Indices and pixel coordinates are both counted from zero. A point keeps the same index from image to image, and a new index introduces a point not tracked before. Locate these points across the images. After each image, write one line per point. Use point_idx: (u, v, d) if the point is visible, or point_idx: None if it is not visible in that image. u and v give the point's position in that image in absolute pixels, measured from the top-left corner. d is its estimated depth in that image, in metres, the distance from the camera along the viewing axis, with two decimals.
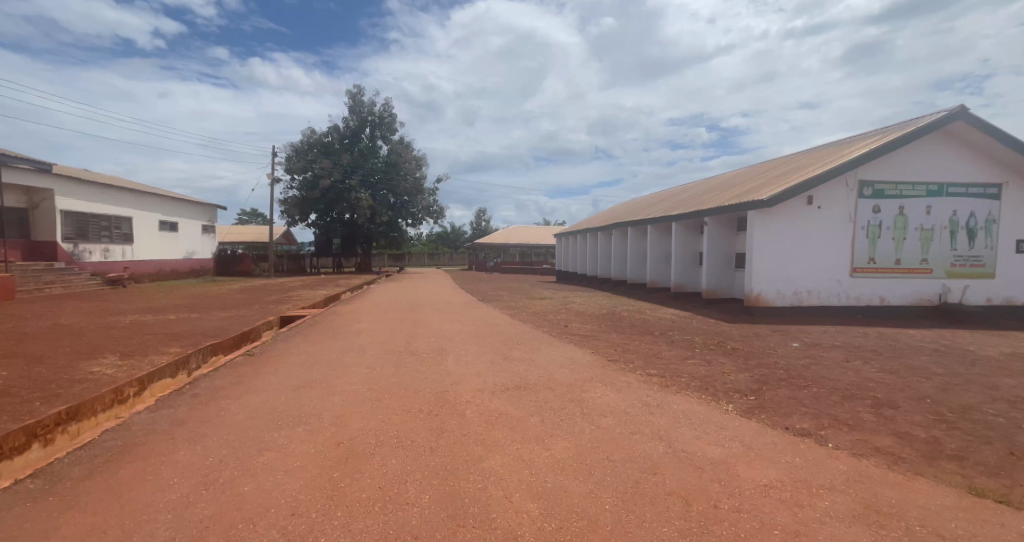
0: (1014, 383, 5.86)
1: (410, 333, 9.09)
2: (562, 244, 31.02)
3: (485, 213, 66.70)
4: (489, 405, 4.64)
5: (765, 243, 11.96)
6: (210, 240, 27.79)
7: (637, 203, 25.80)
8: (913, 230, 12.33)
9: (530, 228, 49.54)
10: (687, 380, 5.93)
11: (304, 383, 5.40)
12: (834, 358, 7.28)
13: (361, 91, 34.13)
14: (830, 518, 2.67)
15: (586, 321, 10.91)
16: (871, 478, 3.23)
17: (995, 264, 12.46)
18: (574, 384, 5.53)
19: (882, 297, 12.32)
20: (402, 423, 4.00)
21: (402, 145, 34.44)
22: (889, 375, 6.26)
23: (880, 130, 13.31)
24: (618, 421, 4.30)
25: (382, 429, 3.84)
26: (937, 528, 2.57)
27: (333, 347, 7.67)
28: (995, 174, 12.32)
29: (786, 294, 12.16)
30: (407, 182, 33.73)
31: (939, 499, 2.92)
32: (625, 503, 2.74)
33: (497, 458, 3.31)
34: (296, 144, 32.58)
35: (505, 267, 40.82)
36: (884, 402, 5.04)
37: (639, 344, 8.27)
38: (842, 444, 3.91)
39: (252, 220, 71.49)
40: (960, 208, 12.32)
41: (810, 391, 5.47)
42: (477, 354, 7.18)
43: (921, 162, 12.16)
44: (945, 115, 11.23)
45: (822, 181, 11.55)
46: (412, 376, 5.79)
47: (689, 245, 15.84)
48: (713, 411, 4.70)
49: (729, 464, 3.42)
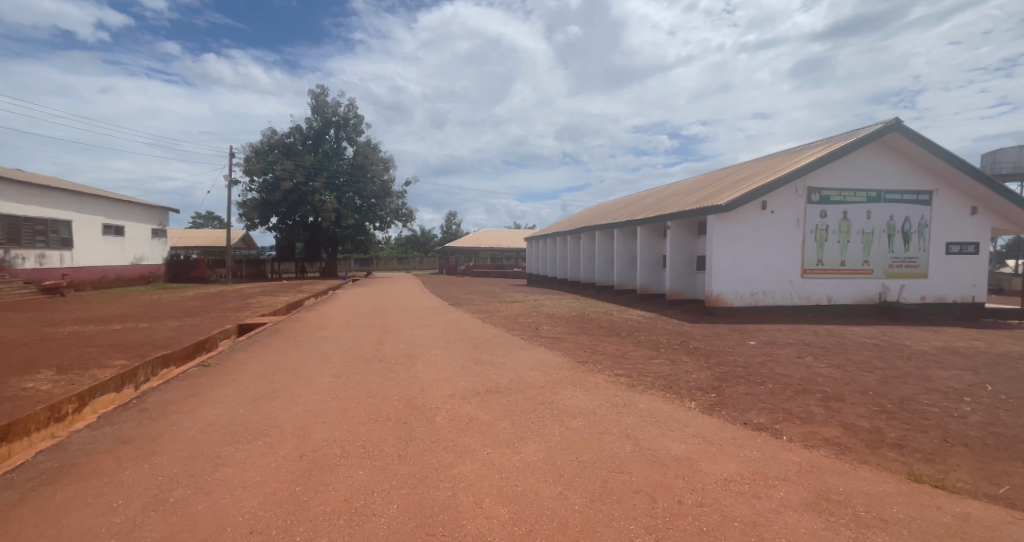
0: (945, 374, 6.36)
1: (377, 339, 8.92)
2: (533, 248, 31.26)
3: (455, 217, 66.25)
4: (460, 409, 4.61)
5: (723, 246, 12.47)
6: (161, 245, 26.29)
7: (604, 207, 26.36)
8: (856, 234, 13.17)
9: (500, 232, 49.54)
10: (652, 380, 6.08)
11: (264, 393, 5.19)
12: (787, 355, 7.68)
13: (325, 91, 33.24)
14: (785, 508, 2.80)
15: (555, 324, 11.03)
16: (822, 468, 3.43)
17: (928, 265, 13.48)
18: (544, 386, 5.58)
19: (830, 296, 13.08)
20: (370, 432, 3.91)
21: (369, 147, 33.78)
22: (837, 370, 6.65)
23: (826, 140, 14.17)
24: (586, 421, 4.36)
25: (347, 439, 3.74)
26: (881, 513, 2.75)
27: (296, 355, 7.42)
28: (926, 182, 13.34)
29: (744, 294, 12.71)
30: (374, 185, 33.09)
31: (881, 485, 3.13)
32: (594, 502, 2.80)
33: (466, 464, 3.29)
34: (256, 145, 31.39)
35: (475, 270, 40.66)
36: (833, 396, 5.36)
37: (606, 345, 8.44)
38: (794, 437, 4.12)
39: (207, 224, 68.07)
40: (897, 213, 13.27)
41: (766, 387, 5.74)
42: (448, 359, 7.11)
43: (863, 171, 13.04)
44: (882, 127, 12.09)
45: (775, 188, 12.17)
46: (381, 383, 5.67)
47: (654, 248, 16.30)
48: (677, 409, 4.86)
49: (692, 460, 3.53)
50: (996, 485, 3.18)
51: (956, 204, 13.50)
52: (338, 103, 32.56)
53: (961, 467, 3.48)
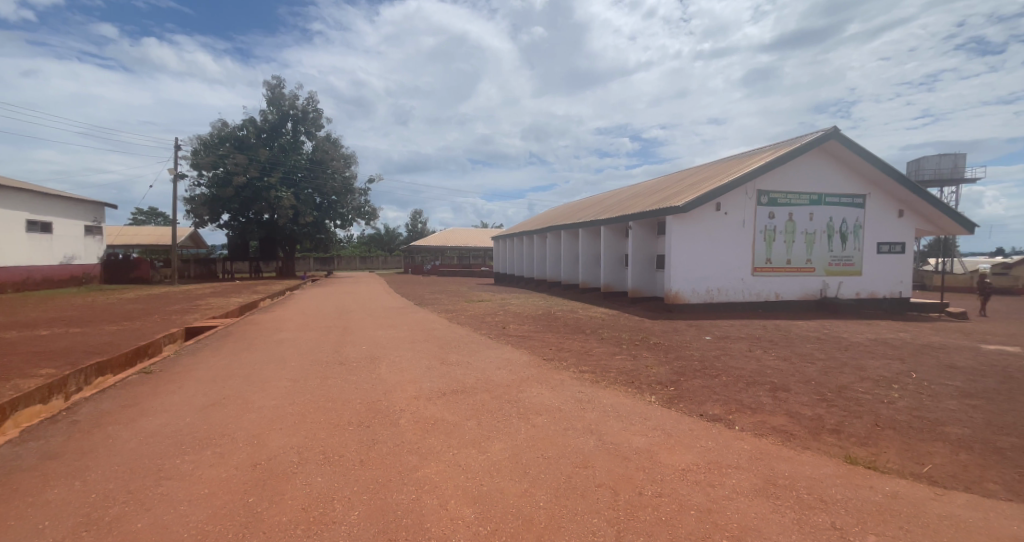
0: (878, 364, 6.90)
1: (338, 341, 8.67)
2: (499, 248, 31.29)
3: (421, 215, 65.20)
4: (425, 411, 4.56)
5: (681, 245, 12.96)
6: (96, 243, 24.38)
7: (569, 207, 26.74)
8: (800, 234, 14.04)
9: (466, 231, 49.24)
10: (615, 375, 6.25)
11: (214, 401, 4.92)
12: (739, 349, 8.10)
13: (281, 82, 31.83)
14: (737, 494, 2.96)
15: (521, 322, 11.10)
16: (770, 454, 3.65)
17: (862, 264, 14.56)
18: (510, 385, 5.60)
19: (777, 293, 13.88)
20: (331, 438, 3.81)
21: (329, 143, 32.67)
22: (784, 362, 7.08)
23: (773, 146, 15.01)
24: (551, 418, 4.42)
25: (304, 446, 3.61)
26: (821, 494, 2.96)
27: (251, 359, 7.10)
28: (861, 186, 14.39)
29: (700, 292, 13.27)
30: (335, 181, 32.04)
31: (822, 469, 3.36)
32: (558, 498, 2.84)
33: (431, 466, 3.26)
34: (205, 137, 29.63)
35: (441, 269, 40.20)
36: (780, 386, 5.69)
37: (571, 343, 8.57)
38: (746, 427, 4.35)
39: (150, 221, 63.58)
40: (836, 215, 14.25)
41: (720, 380, 6.02)
42: (412, 360, 7.01)
43: (806, 176, 13.91)
44: (822, 135, 12.95)
45: (728, 190, 12.77)
46: (342, 386, 5.52)
47: (616, 246, 16.68)
48: (638, 403, 5.02)
49: (652, 452, 3.66)
50: (920, 465, 3.49)
51: (886, 207, 14.66)
52: (296, 96, 31.26)
53: (891, 449, 3.80)
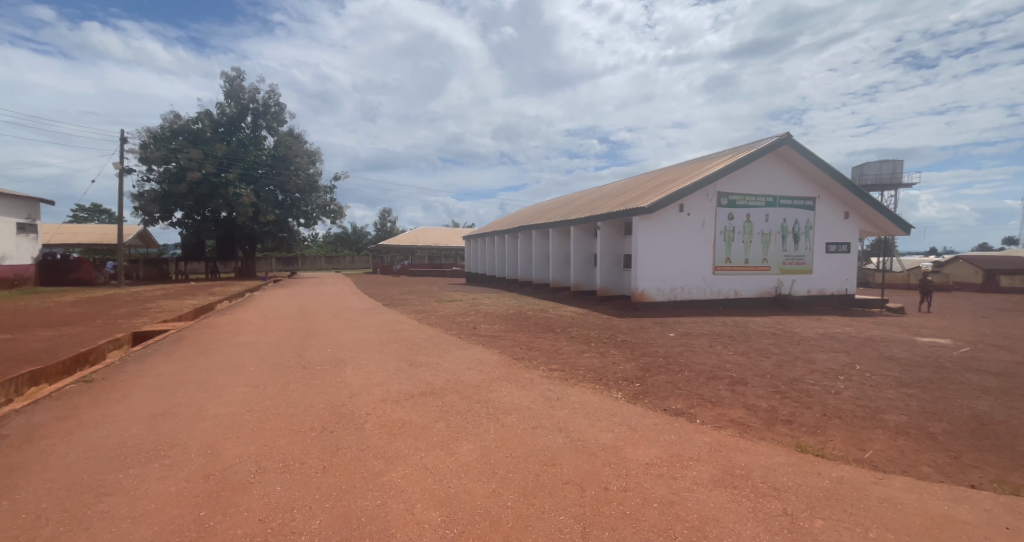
0: (828, 357, 7.32)
1: (301, 344, 8.39)
2: (470, 247, 31.15)
3: (390, 214, 63.92)
4: (392, 414, 4.47)
5: (646, 245, 13.32)
6: (30, 243, 22.55)
7: (539, 207, 26.93)
8: (757, 234, 14.69)
9: (436, 230, 48.61)
10: (583, 373, 6.35)
11: (163, 409, 4.65)
12: (701, 344, 8.40)
13: (240, 74, 30.46)
14: (698, 486, 3.07)
15: (492, 322, 11.07)
16: (729, 446, 3.81)
17: (813, 262, 15.40)
18: (480, 385, 5.58)
19: (736, 290, 14.48)
20: (292, 444, 3.68)
21: (291, 138, 31.52)
22: (742, 357, 7.39)
23: (732, 150, 15.65)
24: (520, 418, 4.43)
25: (262, 454, 3.47)
26: (774, 482, 3.11)
27: (206, 365, 6.76)
28: (811, 189, 15.19)
29: (664, 290, 13.67)
30: (298, 178, 30.96)
31: (776, 458, 3.54)
32: (526, 497, 2.86)
33: (398, 470, 3.21)
34: (155, 130, 27.96)
35: (411, 269, 39.54)
36: (738, 380, 5.94)
37: (542, 342, 8.63)
38: (706, 419, 4.52)
39: (92, 219, 59.32)
40: (789, 217, 15.00)
41: (683, 375, 6.22)
42: (380, 362, 6.88)
43: (762, 179, 14.57)
44: (776, 140, 13.61)
45: (690, 192, 13.21)
46: (304, 391, 5.34)
47: (584, 246, 16.92)
48: (605, 399, 5.12)
49: (618, 448, 3.75)
50: (863, 451, 3.73)
51: (834, 209, 15.55)
52: (256, 88, 29.98)
53: (837, 437, 4.04)
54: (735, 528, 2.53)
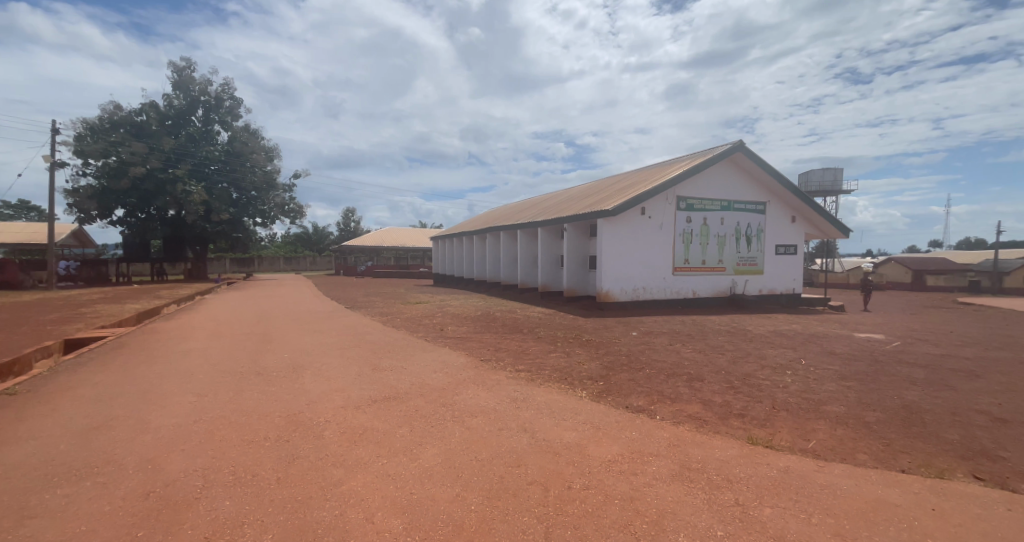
0: (778, 353, 7.73)
1: (257, 350, 8.04)
2: (438, 247, 30.81)
3: (354, 213, 62.18)
4: (353, 421, 4.34)
5: (609, 246, 13.62)
6: None
7: (507, 209, 27.00)
8: (714, 237, 15.33)
9: (401, 230, 47.69)
10: (549, 373, 6.40)
11: (98, 423, 4.32)
12: (661, 343, 8.68)
13: (190, 65, 28.78)
14: (657, 481, 3.16)
15: (459, 323, 10.99)
16: (686, 441, 3.94)
17: (764, 263, 16.24)
18: (446, 388, 5.53)
19: (694, 290, 15.05)
20: (244, 455, 3.51)
21: (247, 134, 30.08)
22: (699, 354, 7.69)
23: (690, 156, 16.26)
24: (486, 420, 4.42)
25: (209, 467, 3.29)
26: (728, 474, 3.25)
27: (150, 373, 6.33)
28: (762, 195, 16.01)
29: (627, 290, 14.02)
30: (254, 176, 29.60)
31: (729, 451, 3.70)
32: (490, 499, 2.85)
33: (358, 478, 3.12)
34: (92, 121, 26.01)
35: (376, 270, 38.63)
36: (696, 377, 6.17)
37: (509, 342, 8.64)
38: (666, 416, 4.67)
39: (20, 216, 54.44)
40: (742, 220, 15.74)
41: (644, 373, 6.40)
42: (341, 367, 6.67)
43: (717, 184, 15.23)
44: (730, 147, 14.27)
45: (651, 196, 13.62)
46: (258, 398, 5.09)
47: (550, 247, 17.09)
48: (570, 398, 5.20)
49: (582, 446, 3.80)
50: (807, 441, 3.97)
51: (783, 214, 16.46)
52: (208, 81, 28.42)
53: (785, 428, 4.27)
54: (691, 521, 2.62)
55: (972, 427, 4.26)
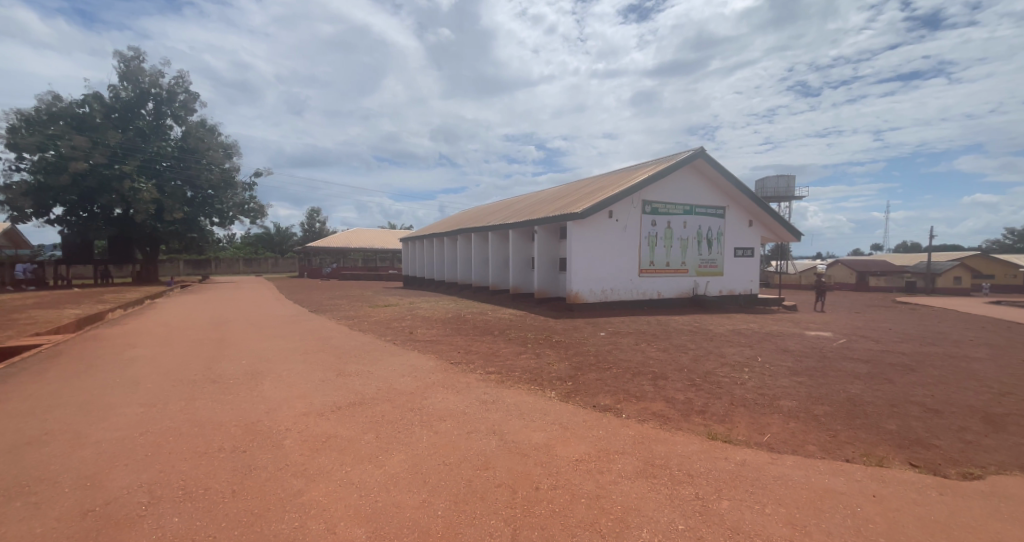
0: (737, 351, 8.06)
1: (213, 356, 7.67)
2: (407, 249, 30.36)
3: (319, 213, 60.29)
4: (315, 428, 4.21)
5: (577, 248, 13.82)
6: None
7: (477, 211, 26.93)
8: (677, 240, 15.83)
9: (369, 231, 46.63)
10: (519, 374, 6.42)
11: (30, 438, 4.00)
12: (628, 343, 8.87)
13: (139, 55, 27.12)
14: (622, 478, 3.23)
15: (428, 326, 10.85)
16: (650, 438, 4.06)
17: (724, 265, 16.90)
18: (414, 392, 5.45)
19: (659, 292, 15.49)
20: (194, 468, 3.34)
21: (203, 129, 28.63)
22: (664, 353, 7.92)
23: (655, 161, 16.75)
24: (455, 423, 4.39)
25: (156, 482, 3.11)
26: (688, 469, 3.37)
27: (90, 384, 5.92)
28: (721, 200, 16.67)
29: (595, 291, 14.27)
30: (211, 173, 28.21)
31: (690, 446, 3.84)
32: (457, 504, 2.84)
33: (320, 487, 3.04)
34: (27, 112, 24.12)
35: (342, 273, 37.59)
36: (660, 375, 6.35)
37: (479, 345, 8.60)
38: (631, 414, 4.79)
39: None
40: (703, 224, 16.33)
41: (611, 372, 6.53)
42: (305, 372, 6.45)
43: (680, 189, 15.74)
44: (692, 154, 14.81)
45: (618, 199, 13.93)
46: (213, 408, 4.86)
47: (520, 249, 17.15)
48: (539, 399, 5.24)
49: (549, 446, 3.83)
50: (762, 435, 4.16)
51: (740, 218, 17.19)
52: (159, 72, 26.87)
53: (742, 423, 4.47)
54: (654, 516, 2.70)
55: (909, 418, 4.58)
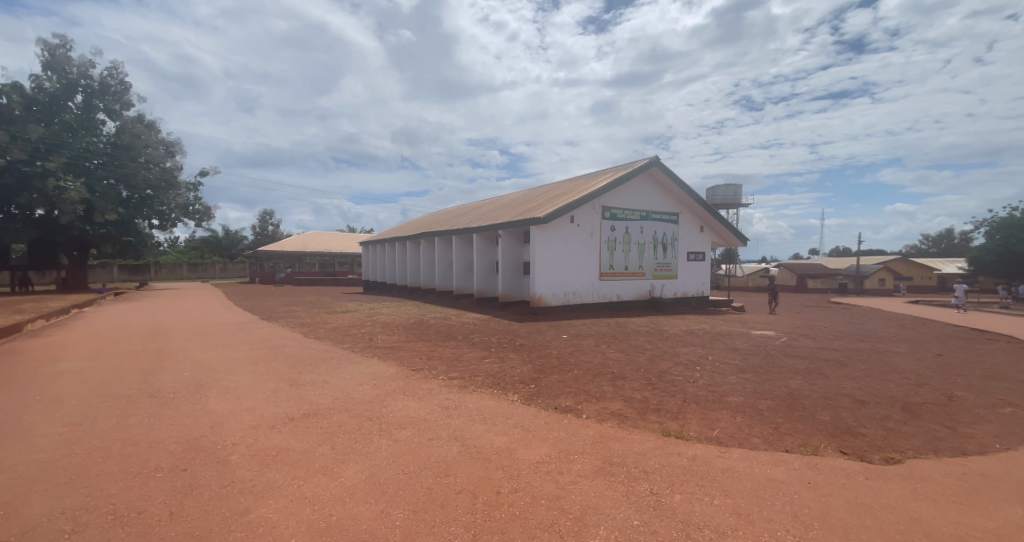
0: (691, 350, 8.41)
1: (150, 369, 7.15)
2: (367, 253, 29.61)
3: (272, 216, 57.69)
4: (265, 442, 4.04)
5: (540, 253, 13.98)
6: None
7: (439, 216, 26.68)
8: (634, 245, 16.34)
9: (326, 234, 45.06)
10: (482, 379, 6.41)
11: None
12: (589, 345, 9.06)
13: (65, 42, 24.95)
14: (582, 478, 3.30)
15: (389, 332, 10.63)
16: (608, 437, 4.17)
17: (678, 268, 17.62)
18: (373, 400, 5.31)
19: (618, 295, 15.94)
20: (125, 491, 3.11)
21: (140, 125, 26.70)
22: (623, 354, 8.13)
23: (613, 169, 17.27)
24: (415, 430, 4.33)
25: (80, 508, 2.87)
26: (644, 466, 3.50)
27: (3, 402, 5.35)
28: (674, 207, 17.38)
29: (558, 295, 14.49)
30: (149, 172, 26.32)
31: (646, 444, 3.98)
32: (416, 512, 2.81)
33: (270, 504, 2.92)
34: None
35: (297, 278, 36.08)
36: (619, 376, 6.54)
37: (441, 350, 8.50)
38: (591, 414, 4.90)
39: None
40: (659, 229, 16.98)
41: (573, 374, 6.65)
42: (255, 384, 6.14)
43: (637, 196, 16.30)
44: (647, 163, 15.40)
45: (579, 205, 14.23)
46: (149, 424, 4.54)
47: (483, 253, 17.13)
48: (502, 403, 5.27)
49: (511, 450, 3.86)
50: (712, 430, 4.38)
51: (692, 224, 18.01)
52: (89, 62, 24.86)
53: (696, 420, 4.68)
54: (610, 513, 2.79)
55: (840, 409, 4.96)
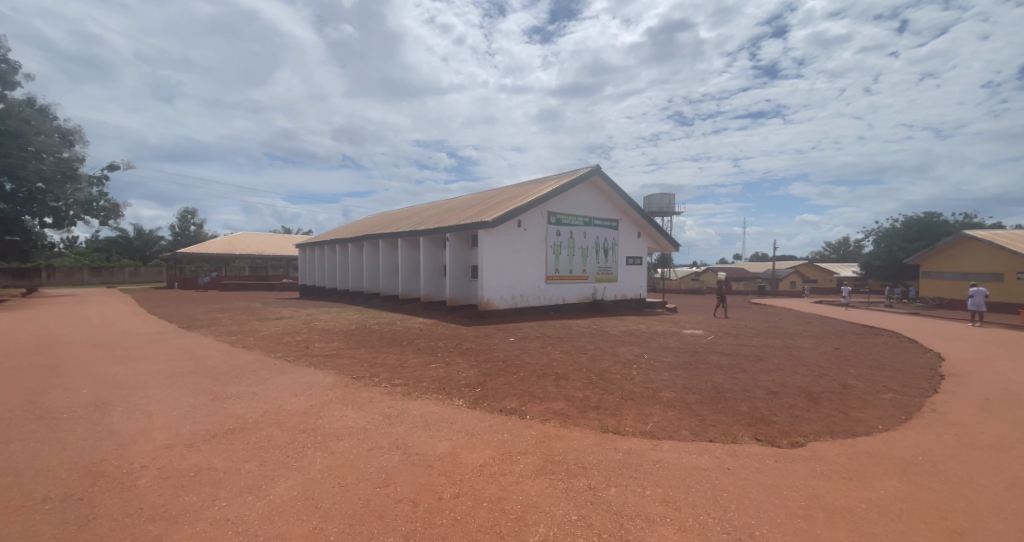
0: (631, 350, 8.79)
1: (40, 387, 6.30)
2: (304, 256, 28.12)
3: (194, 215, 53.21)
4: (183, 462, 3.74)
5: (488, 256, 14.07)
6: None
7: (383, 218, 25.96)
8: (578, 249, 16.88)
9: (257, 235, 42.25)
10: (427, 384, 6.34)
11: None
12: (534, 346, 9.23)
13: None
14: (523, 478, 3.38)
15: (328, 340, 10.16)
16: (551, 436, 4.30)
17: (618, 272, 18.42)
18: (308, 412, 5.07)
19: (564, 297, 16.36)
20: (6, 527, 2.75)
21: (31, 109, 23.56)
22: (568, 355, 8.36)
23: (557, 176, 17.75)
24: (354, 440, 4.21)
25: None
26: (582, 462, 3.64)
27: None
28: (614, 214, 18.14)
29: (505, 298, 14.64)
30: (41, 163, 23.23)
31: (586, 441, 4.15)
32: (353, 525, 2.74)
33: (188, 528, 2.72)
34: None
35: (224, 283, 33.43)
36: (562, 376, 6.72)
37: (385, 356, 8.29)
38: (535, 414, 5.02)
39: None
40: (601, 235, 17.65)
41: (518, 376, 6.73)
42: (171, 399, 5.63)
43: (580, 202, 16.84)
44: (590, 171, 15.98)
45: (526, 210, 14.48)
46: (36, 450, 4.02)
47: (430, 257, 16.91)
48: (447, 408, 5.23)
49: (454, 455, 3.86)
50: (646, 424, 4.65)
51: (631, 230, 18.89)
52: None
53: (634, 415, 4.94)
54: (550, 511, 2.88)
55: (756, 400, 5.46)
